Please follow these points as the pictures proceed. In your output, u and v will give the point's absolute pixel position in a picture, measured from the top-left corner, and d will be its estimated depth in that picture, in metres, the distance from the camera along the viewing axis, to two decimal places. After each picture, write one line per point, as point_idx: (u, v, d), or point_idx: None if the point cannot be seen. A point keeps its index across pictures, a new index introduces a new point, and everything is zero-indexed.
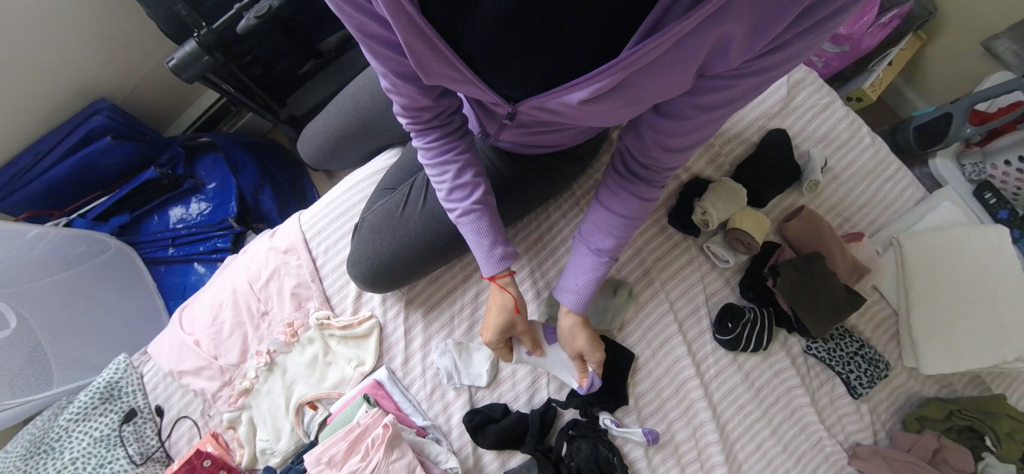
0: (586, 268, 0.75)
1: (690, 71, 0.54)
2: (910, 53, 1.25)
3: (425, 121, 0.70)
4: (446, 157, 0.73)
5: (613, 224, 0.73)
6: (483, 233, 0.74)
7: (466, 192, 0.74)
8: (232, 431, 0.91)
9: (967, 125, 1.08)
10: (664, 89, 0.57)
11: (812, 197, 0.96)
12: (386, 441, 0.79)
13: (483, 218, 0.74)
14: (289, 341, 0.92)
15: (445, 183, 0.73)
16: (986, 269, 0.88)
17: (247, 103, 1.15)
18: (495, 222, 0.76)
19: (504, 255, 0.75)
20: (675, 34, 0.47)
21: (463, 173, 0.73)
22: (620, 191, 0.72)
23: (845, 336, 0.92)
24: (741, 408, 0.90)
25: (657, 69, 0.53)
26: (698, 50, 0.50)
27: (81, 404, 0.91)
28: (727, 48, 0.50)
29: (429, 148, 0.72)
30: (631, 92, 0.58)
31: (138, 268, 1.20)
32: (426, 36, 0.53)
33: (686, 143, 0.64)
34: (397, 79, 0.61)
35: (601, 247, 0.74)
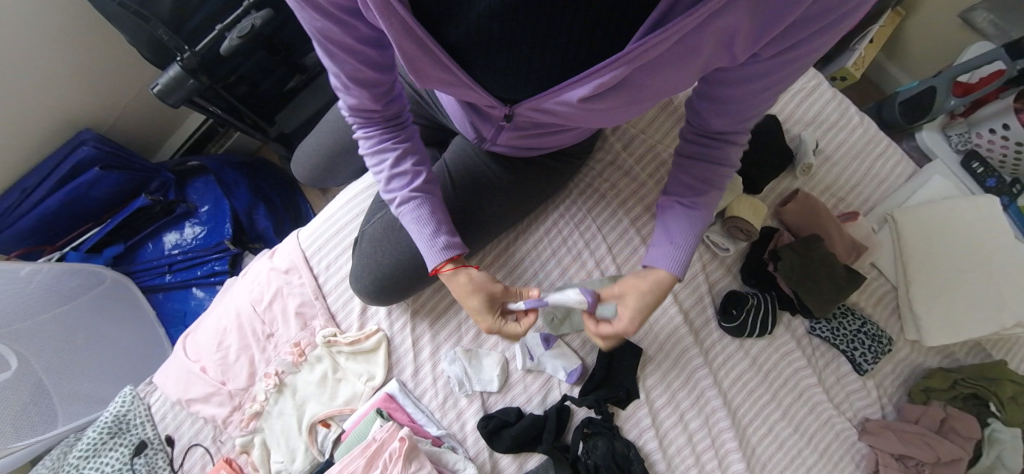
0: (673, 222, 0.74)
1: (695, 63, 0.56)
2: (890, 29, 1.27)
3: (373, 119, 0.71)
4: (399, 166, 0.72)
5: (690, 211, 0.73)
6: (423, 222, 0.72)
7: (404, 181, 0.72)
8: (245, 456, 0.90)
9: (949, 98, 1.08)
10: (662, 81, 0.59)
11: (806, 180, 0.97)
12: (404, 454, 0.79)
13: (425, 207, 0.72)
14: (297, 361, 0.92)
15: (398, 190, 0.72)
16: (980, 240, 0.89)
17: (236, 124, 1.15)
18: (437, 210, 0.73)
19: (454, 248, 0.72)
20: (678, 31, 0.50)
21: (415, 180, 0.73)
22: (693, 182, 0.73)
23: (847, 314, 0.93)
24: (750, 392, 0.91)
25: (659, 64, 0.56)
26: (700, 44, 0.53)
27: (90, 441, 0.90)
28: (736, 36, 0.53)
29: (381, 155, 0.72)
30: (630, 87, 0.60)
31: (136, 297, 1.19)
32: (419, 40, 0.54)
33: (740, 118, 0.67)
34: (349, 80, 0.63)
35: (689, 200, 0.73)
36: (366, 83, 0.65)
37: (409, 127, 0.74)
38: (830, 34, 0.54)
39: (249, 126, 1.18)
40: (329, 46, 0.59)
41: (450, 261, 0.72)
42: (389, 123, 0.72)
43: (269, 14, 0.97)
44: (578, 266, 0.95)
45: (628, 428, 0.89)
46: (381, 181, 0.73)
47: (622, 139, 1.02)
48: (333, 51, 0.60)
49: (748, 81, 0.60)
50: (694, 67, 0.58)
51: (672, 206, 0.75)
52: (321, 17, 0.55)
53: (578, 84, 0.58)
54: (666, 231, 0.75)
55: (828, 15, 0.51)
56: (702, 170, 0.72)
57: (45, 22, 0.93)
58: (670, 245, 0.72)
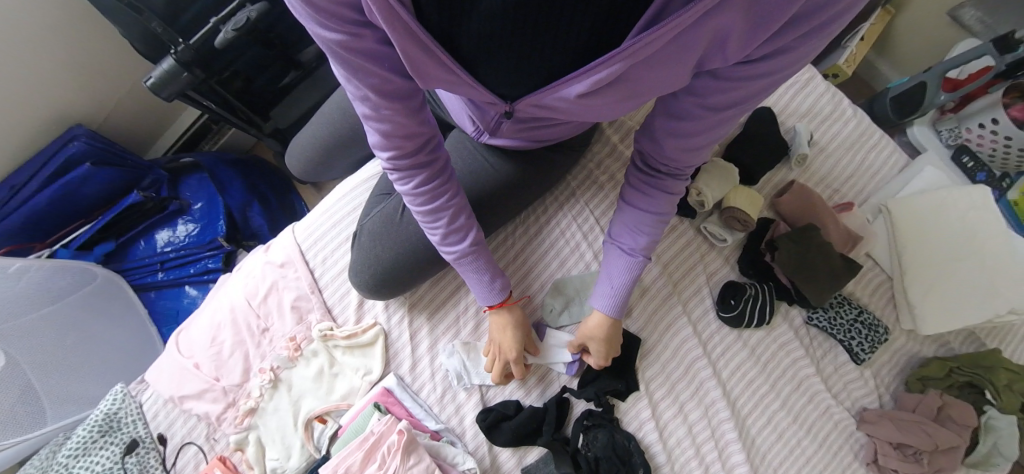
0: (629, 227, 0.78)
1: (688, 61, 0.56)
2: (880, 27, 1.29)
3: (410, 155, 0.69)
4: (436, 203, 0.73)
5: (637, 225, 0.77)
6: (482, 270, 0.79)
7: (447, 223, 0.74)
8: (240, 453, 0.89)
9: (939, 94, 1.10)
10: (659, 79, 0.60)
11: (801, 171, 0.98)
12: (403, 447, 0.77)
13: (477, 252, 0.77)
14: (292, 356, 0.90)
15: (440, 230, 0.75)
16: (972, 229, 0.91)
17: (230, 120, 1.14)
18: (484, 253, 0.78)
19: (504, 287, 0.81)
20: (676, 29, 0.50)
21: (455, 218, 0.75)
22: (646, 190, 0.75)
23: (844, 303, 0.93)
24: (749, 383, 0.91)
25: (656, 61, 0.55)
26: (695, 43, 0.53)
27: (80, 439, 0.88)
28: (724, 41, 0.52)
29: (420, 194, 0.72)
30: (629, 83, 0.60)
31: (128, 297, 1.17)
32: (424, 43, 0.53)
33: (699, 143, 0.67)
34: (389, 108, 0.60)
35: (648, 210, 0.76)
36: (401, 102, 0.61)
37: (439, 151, 0.73)
38: (795, 59, 0.55)
39: (244, 122, 1.17)
40: (355, 62, 0.54)
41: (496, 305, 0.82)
42: (423, 156, 0.70)
43: (264, 7, 0.96)
44: (576, 258, 0.95)
45: (628, 420, 0.89)
46: (420, 217, 0.75)
47: (619, 132, 1.03)
48: (356, 67, 0.55)
49: (725, 95, 0.60)
50: (688, 67, 0.58)
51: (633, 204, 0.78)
52: (354, 34, 0.51)
53: (577, 80, 0.58)
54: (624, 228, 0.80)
55: (804, 38, 0.52)
56: (660, 187, 0.74)
57: (36, 16, 0.92)
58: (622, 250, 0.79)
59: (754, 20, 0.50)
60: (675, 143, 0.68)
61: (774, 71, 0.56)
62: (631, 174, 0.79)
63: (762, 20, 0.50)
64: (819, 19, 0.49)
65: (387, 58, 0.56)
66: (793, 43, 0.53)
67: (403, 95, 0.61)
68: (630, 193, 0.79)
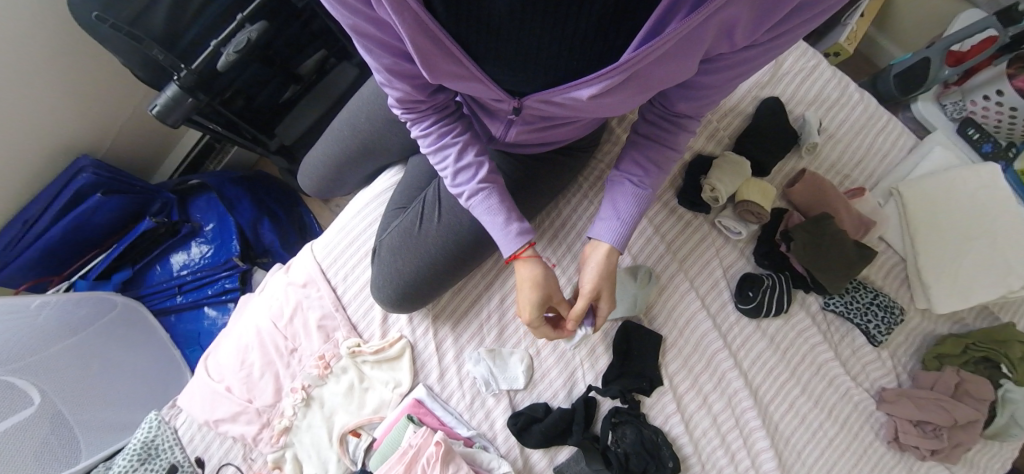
0: (642, 159, 0.75)
1: (697, 55, 0.57)
2: (879, 3, 1.28)
3: (422, 108, 0.71)
4: (445, 142, 0.73)
5: (651, 159, 0.75)
6: (495, 210, 0.74)
7: (470, 173, 0.73)
8: (277, 471, 0.91)
9: (943, 69, 1.11)
10: (669, 74, 0.60)
11: (812, 159, 0.98)
12: (441, 458, 0.79)
13: (493, 195, 0.74)
14: (323, 373, 0.92)
15: (449, 167, 0.73)
16: (983, 206, 0.92)
17: (235, 138, 1.13)
18: (504, 198, 0.74)
19: (521, 231, 0.73)
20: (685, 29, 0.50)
21: (464, 153, 0.73)
22: (660, 125, 0.73)
23: (859, 287, 0.95)
24: (770, 371, 0.93)
25: (665, 58, 0.56)
26: (703, 37, 0.54)
27: (120, 468, 0.88)
28: (732, 29, 0.54)
29: (431, 134, 0.73)
30: (638, 81, 0.60)
31: (147, 320, 1.18)
32: (435, 36, 0.54)
33: (706, 103, 0.69)
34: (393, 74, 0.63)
35: (665, 143, 0.74)
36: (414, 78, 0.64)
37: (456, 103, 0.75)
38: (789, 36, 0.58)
39: (249, 139, 1.17)
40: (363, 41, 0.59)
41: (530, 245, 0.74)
42: (437, 105, 0.72)
43: (263, 27, 0.95)
44: None
45: (654, 415, 0.91)
46: (431, 158, 0.75)
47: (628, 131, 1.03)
48: (371, 42, 0.59)
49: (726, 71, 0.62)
50: (697, 59, 0.58)
51: (645, 138, 0.75)
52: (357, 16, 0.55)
53: (586, 85, 0.58)
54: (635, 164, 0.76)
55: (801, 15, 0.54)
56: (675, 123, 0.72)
57: (34, 50, 0.90)
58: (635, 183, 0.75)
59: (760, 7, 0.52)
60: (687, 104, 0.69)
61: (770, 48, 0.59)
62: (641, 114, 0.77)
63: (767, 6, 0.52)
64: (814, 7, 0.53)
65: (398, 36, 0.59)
66: (792, 26, 0.56)
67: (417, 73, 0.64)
68: (641, 131, 0.76)
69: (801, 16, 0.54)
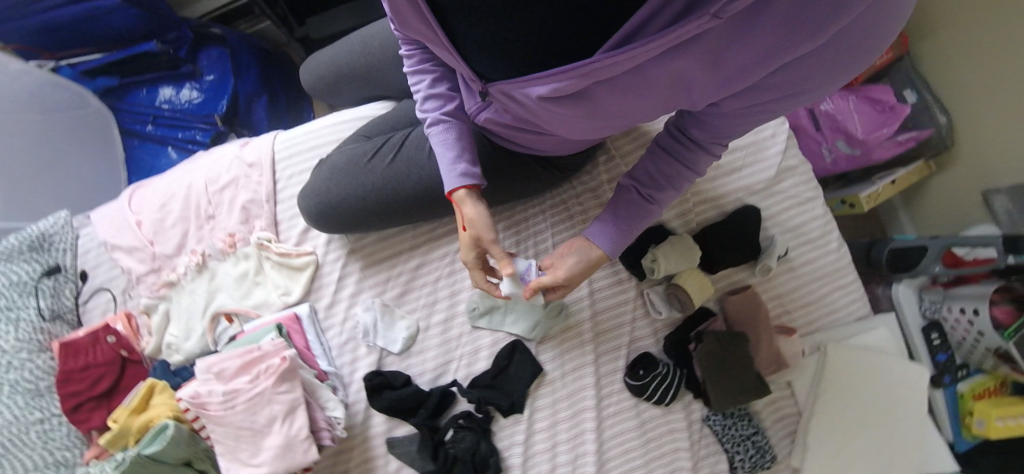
0: (656, 168, 0.65)
1: (663, 93, 0.53)
2: (913, 178, 1.27)
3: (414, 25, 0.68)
4: (424, 66, 0.70)
5: (662, 173, 0.65)
6: (448, 145, 0.71)
7: (437, 102, 0.71)
8: (145, 317, 0.93)
9: (935, 264, 1.09)
10: (633, 103, 0.55)
11: (763, 280, 0.97)
12: (279, 372, 0.79)
13: (452, 131, 0.71)
14: (225, 250, 0.93)
15: (419, 91, 0.71)
16: (893, 400, 0.90)
17: (265, 11, 1.19)
18: (464, 137, 0.72)
19: (466, 172, 0.70)
20: (643, 53, 0.45)
21: (437, 83, 0.71)
22: (683, 145, 0.62)
23: (743, 417, 0.93)
24: (625, 452, 0.92)
25: (624, 84, 0.51)
26: (666, 75, 0.49)
27: (8, 246, 0.91)
28: (703, 76, 0.49)
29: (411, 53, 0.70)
30: (595, 99, 0.55)
31: (111, 135, 1.20)
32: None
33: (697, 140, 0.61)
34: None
35: (690, 163, 0.63)
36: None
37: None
38: (775, 104, 0.52)
39: (278, 19, 1.22)
40: None
41: (465, 187, 0.71)
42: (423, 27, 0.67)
43: None
44: None
45: (501, 437, 0.91)
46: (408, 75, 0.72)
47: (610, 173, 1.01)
48: None
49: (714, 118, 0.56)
50: (661, 96, 0.53)
51: (658, 148, 0.65)
52: None
53: (540, 81, 0.53)
54: (649, 173, 0.66)
55: (784, 85, 0.49)
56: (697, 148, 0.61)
57: None
58: (639, 198, 0.66)
59: (737, 64, 0.47)
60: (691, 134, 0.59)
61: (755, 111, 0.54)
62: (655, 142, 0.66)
63: (746, 67, 0.47)
64: (795, 76, 0.48)
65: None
66: (776, 95, 0.51)
67: None
68: (662, 140, 0.65)
69: (782, 84, 0.49)
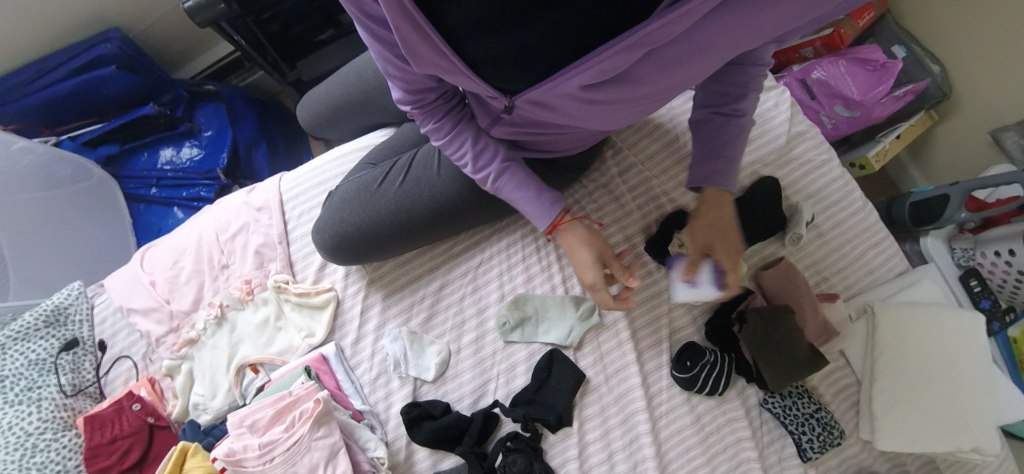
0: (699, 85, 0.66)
1: (703, 52, 0.52)
2: (920, 130, 1.25)
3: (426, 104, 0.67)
4: (458, 138, 0.70)
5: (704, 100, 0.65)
6: (517, 188, 0.73)
7: (487, 156, 0.72)
8: (168, 380, 0.89)
9: (960, 211, 1.06)
10: (670, 70, 0.55)
11: (794, 250, 0.94)
12: (314, 416, 0.76)
13: (514, 173, 0.72)
14: (242, 298, 0.90)
15: (468, 163, 0.72)
16: (956, 353, 0.86)
17: (258, 60, 1.15)
18: (522, 176, 0.73)
19: (550, 203, 0.73)
20: (686, 13, 0.44)
21: (474, 140, 0.71)
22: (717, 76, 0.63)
23: (803, 395, 0.89)
24: (686, 451, 0.87)
25: (663, 52, 0.51)
26: (707, 33, 0.49)
27: (24, 324, 0.89)
28: (743, 25, 0.48)
29: (438, 129, 0.69)
30: (634, 74, 0.55)
31: (118, 202, 1.20)
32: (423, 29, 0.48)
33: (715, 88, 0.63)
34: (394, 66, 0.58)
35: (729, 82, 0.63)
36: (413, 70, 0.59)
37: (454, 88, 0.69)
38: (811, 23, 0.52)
39: (271, 66, 1.19)
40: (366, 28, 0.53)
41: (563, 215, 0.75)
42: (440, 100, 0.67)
43: None
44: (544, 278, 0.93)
45: (553, 453, 0.86)
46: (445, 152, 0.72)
47: (619, 166, 0.99)
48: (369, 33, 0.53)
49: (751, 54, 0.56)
50: (699, 55, 0.53)
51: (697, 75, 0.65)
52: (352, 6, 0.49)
53: (578, 72, 0.53)
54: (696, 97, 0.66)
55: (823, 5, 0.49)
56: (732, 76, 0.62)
57: None
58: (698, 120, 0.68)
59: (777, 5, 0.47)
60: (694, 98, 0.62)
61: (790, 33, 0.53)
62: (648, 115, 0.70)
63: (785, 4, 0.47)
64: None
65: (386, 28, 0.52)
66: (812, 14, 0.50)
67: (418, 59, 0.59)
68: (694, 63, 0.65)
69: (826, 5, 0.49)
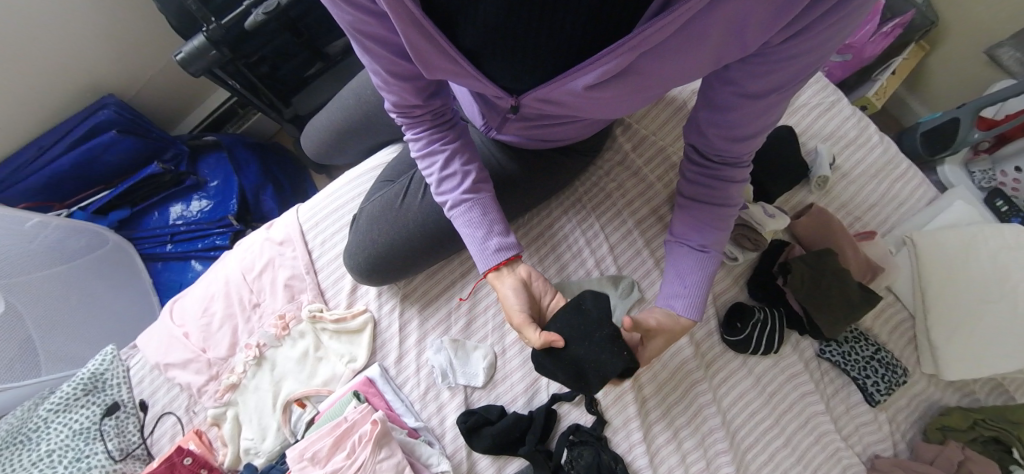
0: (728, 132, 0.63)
1: (705, 51, 0.52)
2: (914, 63, 1.26)
3: (415, 114, 0.68)
4: (433, 148, 0.70)
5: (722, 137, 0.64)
6: (475, 224, 0.69)
7: (455, 182, 0.70)
8: (216, 429, 0.87)
9: (972, 132, 1.05)
10: (674, 69, 0.55)
11: (821, 195, 0.93)
12: (374, 439, 0.74)
13: (476, 207, 0.69)
14: (279, 334, 0.89)
15: (434, 174, 0.71)
16: (1006, 267, 0.84)
17: (253, 100, 1.16)
18: (490, 210, 0.70)
19: (501, 247, 0.68)
20: (685, 13, 0.45)
21: (450, 163, 0.70)
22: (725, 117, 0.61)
23: (859, 339, 0.87)
24: (751, 415, 0.85)
25: (664, 50, 0.51)
26: (709, 30, 0.48)
27: (63, 395, 0.87)
28: (743, 24, 0.48)
29: (420, 143, 0.70)
30: (641, 74, 0.55)
31: (134, 262, 1.18)
32: (426, 32, 0.49)
33: (748, 132, 0.62)
34: (392, 76, 0.59)
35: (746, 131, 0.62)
36: (410, 79, 0.61)
37: (449, 114, 0.71)
38: (825, 41, 0.49)
39: (266, 105, 1.20)
40: (364, 42, 0.54)
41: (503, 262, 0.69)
42: (427, 113, 0.68)
43: None
44: (577, 264, 0.92)
45: (617, 441, 0.83)
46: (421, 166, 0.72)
47: (631, 141, 1.00)
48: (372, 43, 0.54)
49: (766, 79, 0.54)
50: (705, 57, 0.53)
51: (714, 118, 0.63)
52: (356, 12, 0.50)
53: (581, 72, 0.53)
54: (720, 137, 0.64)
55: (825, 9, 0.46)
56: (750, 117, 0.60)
57: None
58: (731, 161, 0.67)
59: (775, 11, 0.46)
60: (717, 132, 0.64)
61: (803, 54, 0.51)
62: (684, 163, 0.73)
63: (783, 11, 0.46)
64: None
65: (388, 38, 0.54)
66: (820, 27, 0.48)
67: (413, 77, 0.61)
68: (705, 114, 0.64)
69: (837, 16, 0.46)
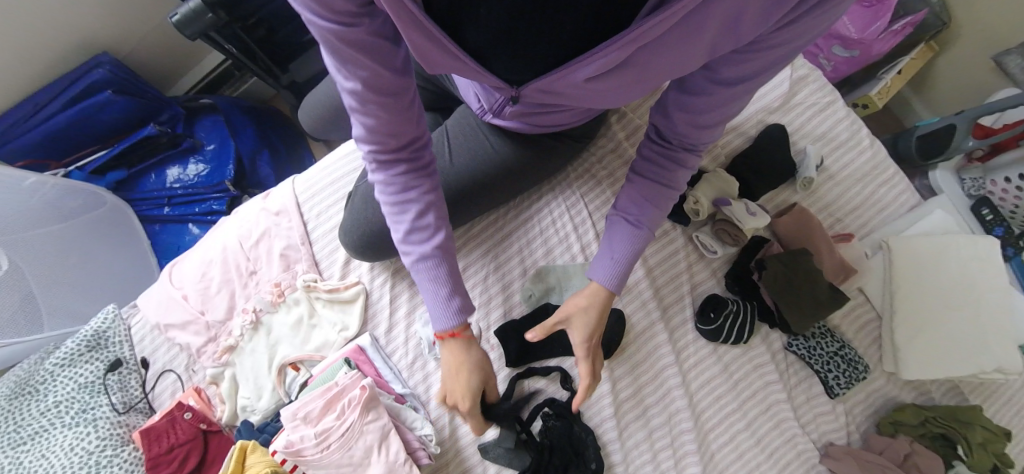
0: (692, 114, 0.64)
1: (701, 45, 0.52)
2: (920, 62, 1.25)
3: (388, 144, 0.61)
4: (402, 190, 0.65)
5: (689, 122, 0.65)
6: (439, 282, 0.67)
7: (424, 236, 0.66)
8: (214, 387, 0.92)
9: (967, 139, 1.06)
10: (671, 63, 0.55)
11: (806, 195, 0.96)
12: (362, 402, 0.80)
13: (442, 265, 0.66)
14: (275, 301, 0.93)
15: (404, 224, 0.66)
16: (971, 277, 0.88)
17: (249, 66, 1.15)
18: (453, 270, 0.68)
19: (457, 310, 0.67)
20: (683, 11, 0.46)
21: (423, 215, 0.65)
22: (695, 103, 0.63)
23: (826, 335, 0.91)
24: (717, 400, 0.90)
25: (663, 45, 0.51)
26: (708, 25, 0.49)
27: (68, 350, 0.92)
28: (739, 19, 0.49)
29: (394, 186, 0.64)
30: (638, 68, 0.56)
31: (133, 224, 1.21)
32: (422, 25, 0.47)
33: (712, 119, 0.64)
34: (371, 95, 0.55)
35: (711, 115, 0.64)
36: (389, 93, 0.56)
37: (427, 154, 0.66)
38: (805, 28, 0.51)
39: (262, 71, 1.19)
40: (345, 52, 0.49)
41: (451, 333, 0.69)
42: (406, 153, 0.64)
43: None
44: (562, 249, 0.95)
45: (590, 416, 0.87)
46: (387, 211, 0.67)
47: (625, 130, 1.02)
48: (352, 58, 0.50)
49: (744, 66, 0.56)
50: (700, 50, 0.54)
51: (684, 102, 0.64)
52: (336, 20, 0.46)
53: (581, 65, 0.53)
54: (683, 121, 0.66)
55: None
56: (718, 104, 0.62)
57: None
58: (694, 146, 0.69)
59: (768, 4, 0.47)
60: (684, 118, 0.65)
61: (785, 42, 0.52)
62: (641, 146, 0.74)
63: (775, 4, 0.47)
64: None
65: (389, 51, 0.53)
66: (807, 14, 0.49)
67: (395, 91, 0.56)
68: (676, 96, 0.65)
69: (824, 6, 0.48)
